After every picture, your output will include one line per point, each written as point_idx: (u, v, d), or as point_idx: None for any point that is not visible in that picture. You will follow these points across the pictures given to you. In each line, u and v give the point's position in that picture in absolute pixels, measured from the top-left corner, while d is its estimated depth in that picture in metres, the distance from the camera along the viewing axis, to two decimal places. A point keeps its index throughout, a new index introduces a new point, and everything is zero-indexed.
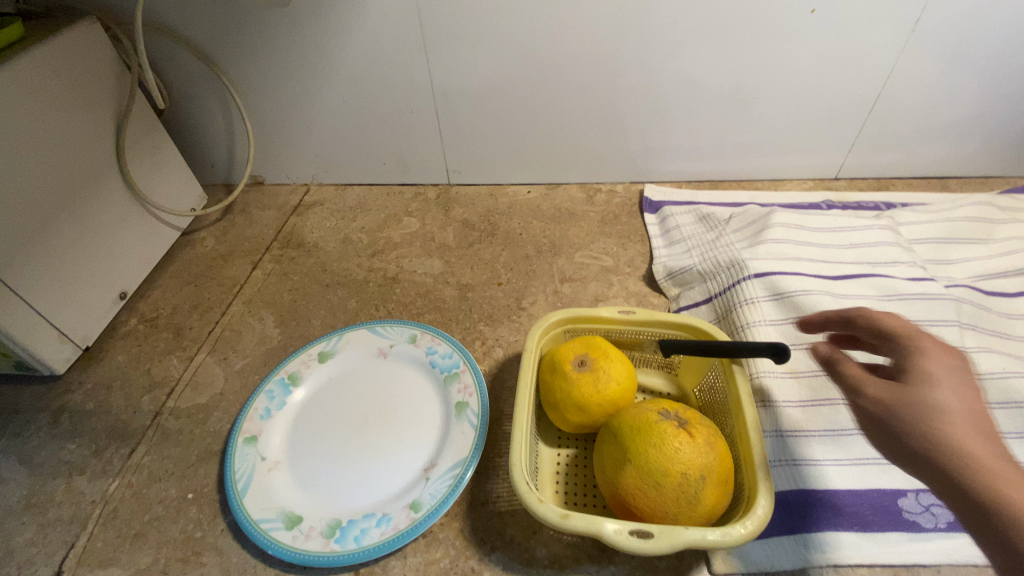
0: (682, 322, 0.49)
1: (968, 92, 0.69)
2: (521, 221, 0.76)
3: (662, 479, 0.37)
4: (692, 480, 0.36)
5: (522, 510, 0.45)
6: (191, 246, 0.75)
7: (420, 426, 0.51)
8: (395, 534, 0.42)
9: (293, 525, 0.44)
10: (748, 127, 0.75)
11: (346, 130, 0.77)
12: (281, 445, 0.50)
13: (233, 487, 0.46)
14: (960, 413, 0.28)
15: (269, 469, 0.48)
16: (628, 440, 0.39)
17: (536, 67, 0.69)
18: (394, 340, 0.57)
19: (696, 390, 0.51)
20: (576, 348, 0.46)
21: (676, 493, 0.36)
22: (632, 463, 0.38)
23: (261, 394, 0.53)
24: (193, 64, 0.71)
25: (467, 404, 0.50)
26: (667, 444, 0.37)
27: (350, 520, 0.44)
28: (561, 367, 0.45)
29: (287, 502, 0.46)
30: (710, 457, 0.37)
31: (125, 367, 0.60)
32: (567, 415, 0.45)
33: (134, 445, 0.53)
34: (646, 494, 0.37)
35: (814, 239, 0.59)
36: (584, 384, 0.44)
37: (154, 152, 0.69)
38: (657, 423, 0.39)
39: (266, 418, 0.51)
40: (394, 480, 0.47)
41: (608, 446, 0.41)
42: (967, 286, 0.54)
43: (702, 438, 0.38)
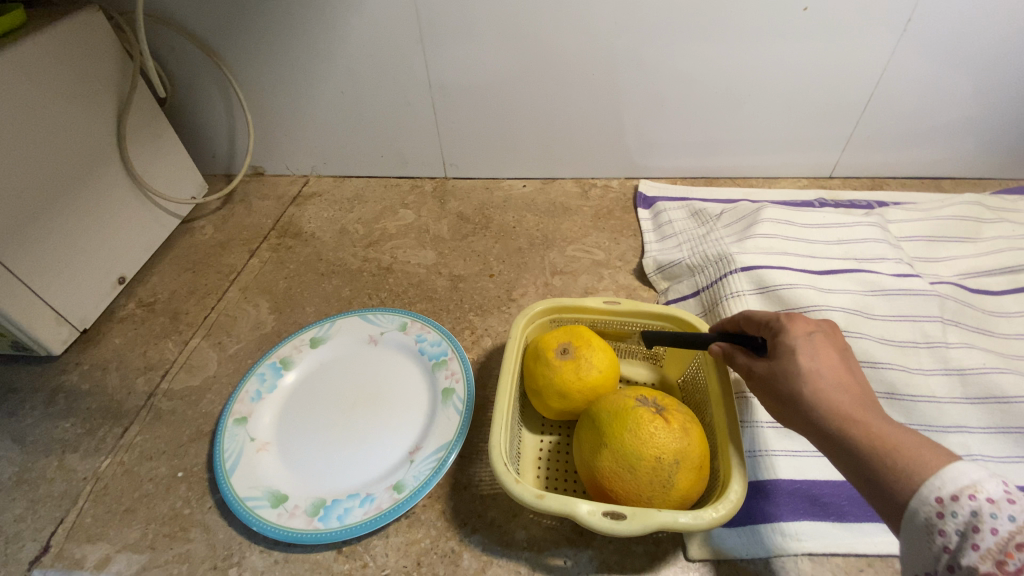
0: (666, 313, 0.49)
1: (962, 93, 0.69)
2: (516, 214, 0.77)
3: (636, 462, 0.37)
4: (666, 464, 0.37)
5: (504, 494, 0.46)
6: (190, 234, 0.76)
7: (407, 411, 0.51)
8: (377, 514, 0.43)
9: (278, 504, 0.45)
10: (742, 125, 0.75)
11: (345, 123, 0.79)
12: (270, 427, 0.51)
13: (221, 466, 0.47)
14: (818, 374, 0.33)
15: (257, 450, 0.49)
16: (606, 424, 0.39)
17: (531, 63, 0.70)
18: (384, 327, 0.58)
19: (680, 381, 0.51)
20: (559, 336, 0.47)
21: (649, 476, 0.37)
22: (608, 447, 0.38)
23: (251, 376, 0.54)
24: (194, 54, 0.72)
25: (453, 390, 0.51)
26: (643, 429, 0.38)
27: (334, 499, 0.45)
28: (544, 355, 0.45)
29: (273, 481, 0.47)
30: (685, 442, 0.38)
31: (121, 350, 0.61)
32: (549, 401, 0.45)
33: (127, 425, 0.54)
34: (620, 477, 0.38)
35: (803, 234, 0.59)
36: (566, 370, 0.44)
37: (154, 140, 0.71)
38: (633, 408, 0.39)
39: (256, 400, 0.52)
40: (379, 462, 0.48)
41: (586, 431, 0.41)
42: (952, 284, 0.55)
43: (678, 423, 0.39)
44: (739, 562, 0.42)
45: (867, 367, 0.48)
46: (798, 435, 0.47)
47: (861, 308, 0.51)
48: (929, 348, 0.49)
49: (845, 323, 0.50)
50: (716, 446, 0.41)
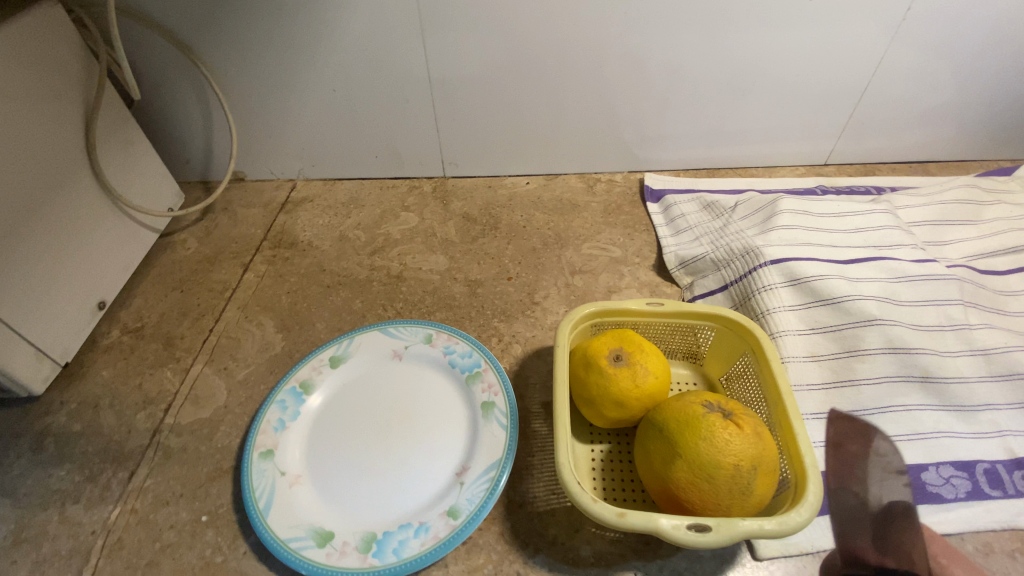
0: (712, 313, 0.49)
1: (950, 80, 0.72)
2: (524, 213, 0.74)
3: (714, 472, 0.36)
4: (745, 471, 0.36)
5: (562, 509, 0.45)
6: (174, 249, 0.70)
7: (445, 429, 0.49)
8: (437, 544, 0.41)
9: (325, 543, 0.42)
10: (743, 116, 0.76)
11: (336, 123, 0.74)
12: (301, 457, 0.47)
13: (254, 506, 0.43)
14: None
15: (291, 484, 0.45)
16: (676, 434, 0.38)
17: (536, 56, 0.67)
18: (408, 341, 0.55)
19: (723, 378, 0.51)
20: (609, 341, 0.45)
21: (729, 485, 0.36)
22: (682, 458, 0.37)
23: (272, 404, 0.50)
24: (165, 51, 0.65)
25: (494, 404, 0.49)
26: (716, 437, 0.37)
27: (386, 532, 0.42)
28: (596, 363, 0.44)
29: (314, 518, 0.43)
30: (759, 446, 0.37)
31: (113, 384, 0.55)
32: (604, 410, 0.44)
33: (134, 468, 0.49)
34: (697, 487, 0.37)
35: (822, 224, 0.59)
36: (622, 378, 0.43)
37: (126, 148, 0.64)
38: (703, 416, 0.39)
39: (281, 429, 0.48)
40: (425, 487, 0.45)
41: (652, 441, 0.40)
42: (964, 266, 0.57)
43: (749, 428, 0.38)
44: (807, 555, 0.42)
45: (902, 354, 0.49)
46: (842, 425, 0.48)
47: (890, 295, 0.52)
48: (955, 331, 0.51)
49: (879, 312, 0.51)
50: (781, 443, 0.41)
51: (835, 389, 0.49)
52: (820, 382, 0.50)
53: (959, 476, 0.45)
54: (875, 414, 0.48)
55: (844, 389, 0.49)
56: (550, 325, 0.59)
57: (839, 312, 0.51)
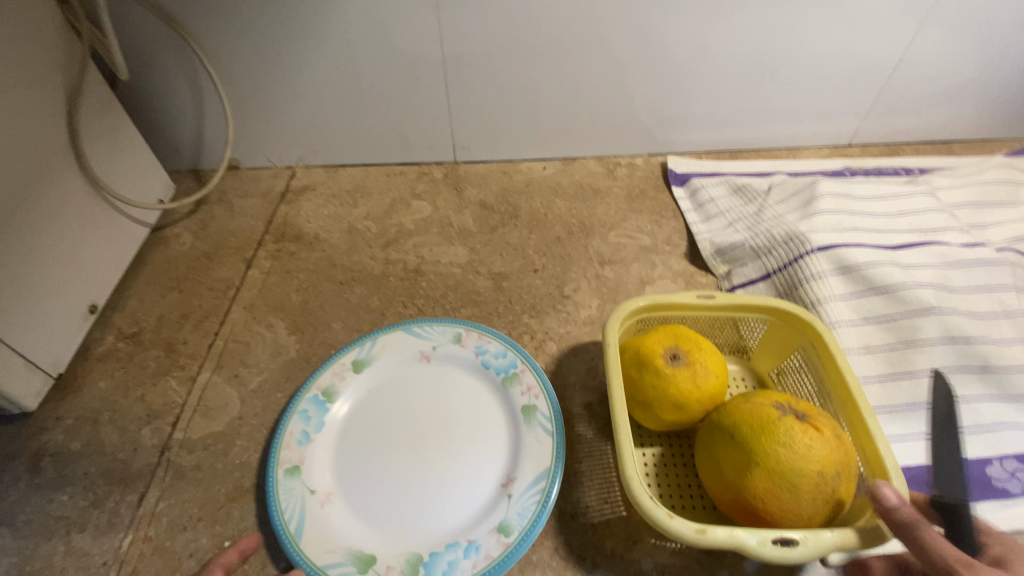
0: (766, 306, 0.46)
1: (984, 55, 0.69)
2: (544, 200, 0.70)
3: (796, 481, 0.34)
4: (828, 478, 0.34)
5: (618, 519, 0.42)
6: (167, 244, 0.64)
7: (484, 435, 0.45)
8: (490, 565, 0.38)
9: (366, 568, 0.38)
10: (771, 94, 0.72)
11: (340, 105, 0.68)
12: (329, 473, 0.44)
13: (284, 529, 0.40)
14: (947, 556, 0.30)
15: (321, 504, 0.42)
16: (750, 439, 0.36)
17: (558, 30, 0.62)
18: (437, 341, 0.50)
19: (774, 373, 0.48)
20: (663, 339, 0.42)
21: (812, 493, 0.34)
22: (761, 466, 0.35)
23: (293, 415, 0.45)
24: (150, 26, 0.59)
25: (536, 407, 0.45)
26: (797, 442, 0.35)
27: (433, 553, 0.39)
28: (652, 363, 0.41)
29: (351, 540, 0.40)
30: (838, 450, 0.35)
31: (112, 396, 0.50)
32: (660, 413, 0.41)
33: (144, 489, 0.44)
34: (777, 497, 0.34)
35: (865, 208, 0.57)
36: (681, 379, 0.40)
37: (111, 134, 0.57)
38: (778, 419, 0.36)
39: (305, 443, 0.44)
40: (468, 501, 0.42)
41: (720, 447, 0.37)
42: (1011, 250, 0.55)
43: (828, 431, 0.36)
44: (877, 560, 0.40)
45: (961, 343, 0.47)
46: (901, 419, 0.46)
47: (943, 282, 0.50)
48: (1009, 318, 0.49)
49: (935, 300, 0.49)
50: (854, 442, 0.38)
51: (892, 382, 0.47)
52: (876, 374, 0.48)
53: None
54: None
55: (902, 381, 0.47)
56: (584, 320, 0.56)
57: (893, 301, 0.49)
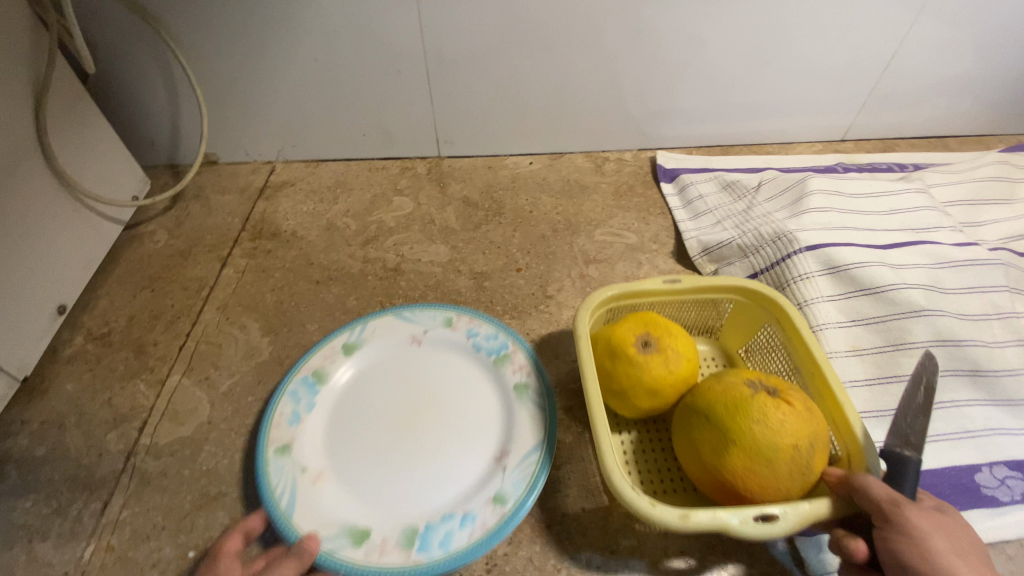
0: (732, 287, 0.46)
1: (980, 48, 0.67)
2: (529, 197, 0.69)
3: (773, 456, 0.33)
4: (805, 450, 0.34)
5: (595, 528, 0.41)
6: (141, 242, 0.62)
7: (478, 411, 0.45)
8: (486, 534, 0.37)
9: (361, 541, 0.38)
10: (762, 89, 0.71)
11: (320, 99, 0.66)
12: (320, 451, 0.42)
13: (275, 507, 0.39)
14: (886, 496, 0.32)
15: (313, 481, 0.40)
16: (724, 419, 0.35)
17: (543, 22, 0.61)
18: (426, 325, 0.49)
19: (742, 351, 0.48)
20: (631, 326, 0.41)
21: (790, 467, 0.34)
22: (737, 445, 0.34)
23: (283, 396, 0.44)
24: (119, 16, 0.57)
25: (527, 384, 0.45)
26: (770, 418, 0.34)
27: (428, 525, 0.38)
28: (623, 351, 0.40)
29: (346, 515, 0.39)
30: (812, 422, 0.35)
31: (79, 400, 0.49)
32: (635, 401, 0.40)
33: (108, 497, 0.43)
34: (757, 474, 0.34)
35: (855, 206, 0.55)
36: (653, 365, 0.39)
37: (81, 130, 0.56)
38: (750, 396, 0.35)
39: (295, 423, 0.43)
40: (464, 476, 0.41)
41: (695, 429, 0.36)
42: (1004, 249, 0.54)
43: (799, 403, 0.35)
44: None
45: (951, 346, 0.46)
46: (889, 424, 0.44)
47: (934, 283, 0.49)
48: (1001, 320, 0.47)
49: (925, 301, 0.47)
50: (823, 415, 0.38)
51: (880, 386, 0.46)
52: (863, 377, 0.46)
53: (1013, 476, 0.42)
54: None
55: (890, 385, 0.46)
56: (566, 320, 0.55)
57: (882, 302, 0.48)
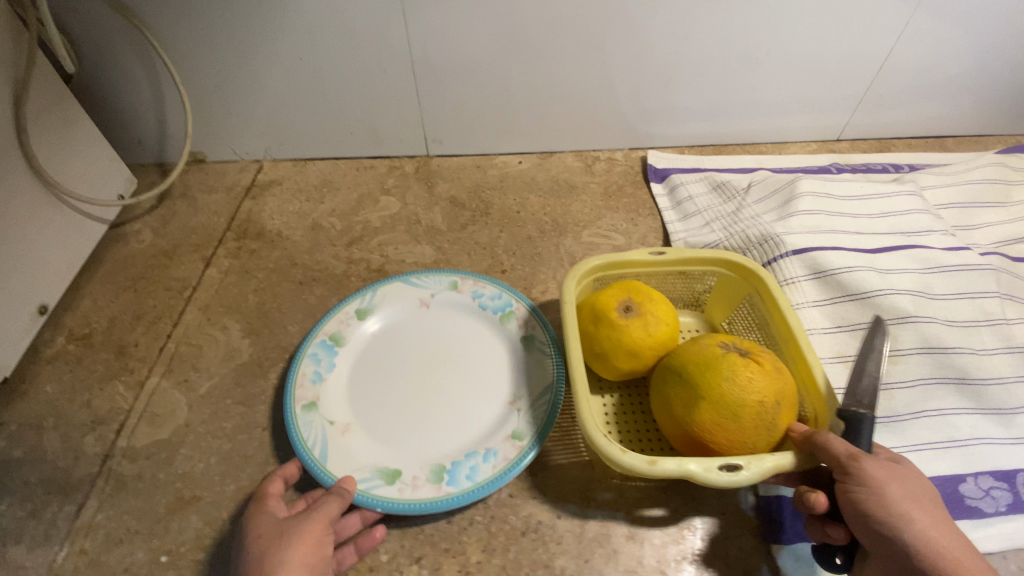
0: (715, 257, 0.48)
1: (980, 45, 0.66)
2: (517, 197, 0.68)
3: (740, 410, 0.36)
4: (769, 406, 0.36)
5: (570, 536, 0.41)
6: (125, 241, 0.62)
7: (489, 363, 0.49)
8: (509, 464, 0.41)
9: (394, 479, 0.41)
10: (754, 88, 0.69)
11: (305, 97, 0.65)
12: (344, 405, 0.46)
13: (309, 455, 0.42)
14: (844, 448, 0.34)
15: (342, 432, 0.44)
16: (697, 377, 0.38)
17: (530, 19, 0.59)
18: (433, 290, 0.53)
19: (726, 323, 0.51)
20: (616, 293, 0.44)
21: (755, 422, 0.36)
22: (707, 400, 0.37)
23: (304, 358, 0.47)
24: (101, 15, 0.56)
25: (535, 337, 0.49)
26: (739, 375, 0.37)
27: (454, 462, 0.42)
28: (606, 315, 0.43)
29: (376, 459, 0.42)
30: (779, 381, 0.37)
31: (58, 401, 0.49)
32: (617, 362, 0.43)
33: (83, 500, 0.43)
34: (724, 428, 0.36)
35: (845, 208, 0.54)
36: (634, 328, 0.42)
37: (62, 129, 0.55)
38: (723, 356, 0.38)
39: (319, 382, 0.46)
40: (482, 419, 0.45)
41: (671, 387, 0.39)
42: (996, 253, 0.53)
43: (769, 364, 0.38)
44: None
45: (939, 354, 0.45)
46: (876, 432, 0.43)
47: (922, 288, 0.48)
48: (992, 327, 0.46)
49: (912, 308, 0.46)
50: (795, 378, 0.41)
51: None
52: None
53: (998, 487, 0.41)
54: (909, 421, 0.44)
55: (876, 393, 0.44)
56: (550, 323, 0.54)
57: (868, 308, 0.47)
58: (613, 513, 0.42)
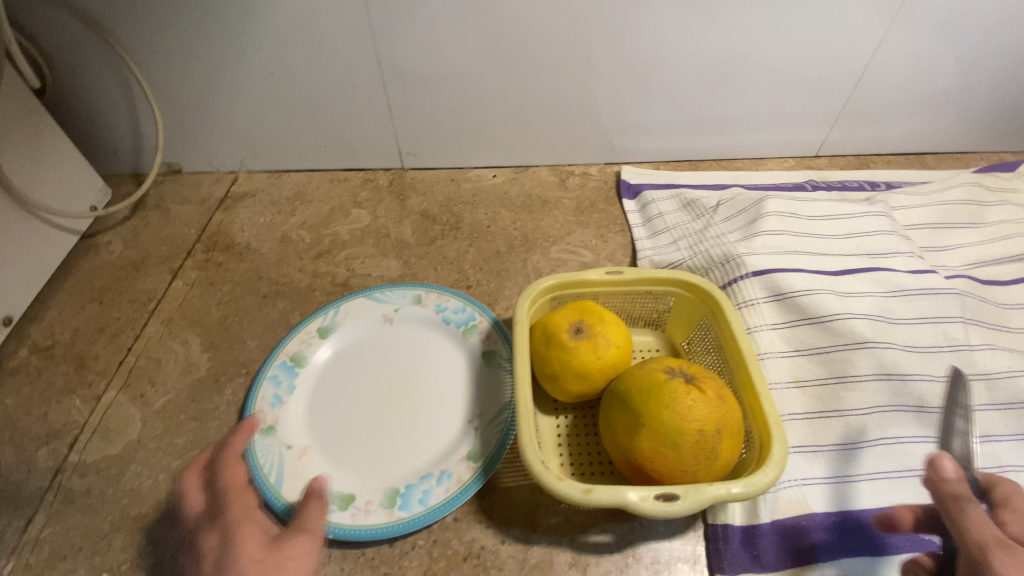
0: (673, 278, 0.47)
1: (959, 62, 0.65)
2: (488, 211, 0.68)
3: (679, 439, 0.35)
4: (709, 435, 0.36)
5: (512, 562, 0.40)
6: (96, 252, 0.62)
7: (450, 380, 0.49)
8: (461, 488, 0.41)
9: (347, 505, 0.41)
10: (729, 103, 0.69)
11: (279, 110, 0.66)
12: (303, 428, 0.45)
13: (265, 481, 0.42)
14: None
15: (299, 456, 0.44)
16: (639, 403, 0.37)
17: (501, 34, 0.59)
18: (397, 304, 0.53)
19: (685, 343, 0.50)
20: (568, 314, 0.43)
21: (695, 451, 0.36)
22: (648, 428, 0.36)
23: (264, 381, 0.47)
24: (74, 30, 0.57)
25: (496, 352, 0.49)
26: (680, 403, 0.36)
27: (408, 485, 0.42)
28: (557, 337, 0.42)
29: (330, 485, 0.42)
30: (721, 409, 0.37)
31: (14, 414, 0.49)
32: (567, 385, 0.43)
33: (31, 514, 0.43)
34: (664, 456, 0.36)
35: (811, 229, 0.54)
36: (583, 351, 0.41)
37: (31, 141, 0.56)
38: (666, 382, 0.37)
39: (278, 405, 0.46)
40: (439, 439, 0.45)
41: (616, 412, 0.39)
42: (965, 276, 0.52)
43: (712, 391, 0.37)
44: None
45: (897, 381, 0.44)
46: (826, 461, 0.43)
47: (883, 312, 0.47)
48: (954, 353, 0.46)
49: (870, 333, 0.46)
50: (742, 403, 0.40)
51: (818, 420, 0.44)
52: (803, 411, 0.45)
53: None
54: (862, 449, 0.43)
55: (829, 420, 0.44)
56: None
57: (827, 332, 0.46)
58: (556, 540, 0.41)
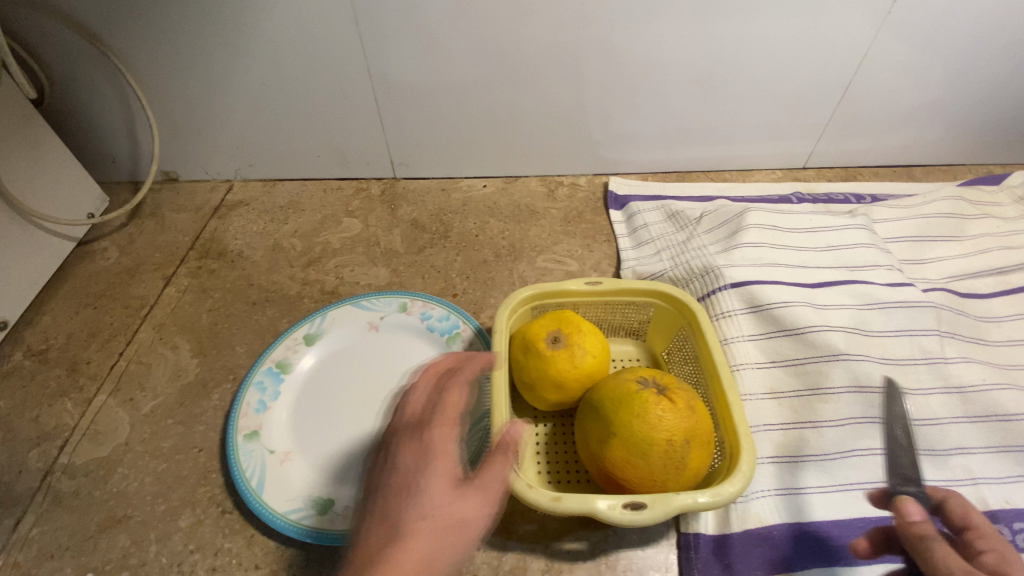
0: (652, 289, 0.48)
1: (942, 76, 0.66)
2: (477, 220, 0.69)
3: (648, 448, 0.36)
4: (677, 446, 0.36)
5: (486, 568, 0.41)
6: (91, 258, 0.64)
7: None
8: None
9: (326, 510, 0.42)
10: (716, 115, 0.70)
11: (273, 121, 0.67)
12: (285, 434, 0.46)
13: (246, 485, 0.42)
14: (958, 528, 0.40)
15: (281, 461, 0.44)
16: (610, 413, 0.38)
17: (489, 47, 0.60)
18: (383, 312, 0.54)
19: (665, 353, 0.51)
20: (546, 324, 0.44)
21: (663, 460, 0.36)
22: (618, 437, 0.37)
23: (250, 387, 0.48)
24: (74, 43, 0.59)
25: None
26: (650, 413, 0.37)
27: None
28: (534, 346, 0.43)
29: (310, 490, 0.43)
30: (691, 420, 0.37)
31: (7, 416, 0.50)
32: (544, 393, 0.43)
33: (20, 514, 0.44)
34: (634, 465, 0.37)
35: (791, 241, 0.55)
36: (559, 360, 0.42)
37: (30, 150, 0.57)
38: (637, 392, 0.38)
39: (262, 411, 0.47)
40: None
41: (589, 421, 0.39)
42: (944, 289, 0.52)
43: (682, 402, 0.38)
44: None
45: (870, 393, 0.45)
46: (801, 471, 0.43)
47: (859, 325, 0.48)
48: (928, 365, 0.46)
49: (845, 345, 0.46)
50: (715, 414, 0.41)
51: (794, 431, 0.45)
52: (778, 421, 0.45)
53: None
54: (836, 460, 0.43)
55: (804, 431, 0.44)
56: None
57: (803, 344, 0.47)
58: (531, 547, 0.42)
